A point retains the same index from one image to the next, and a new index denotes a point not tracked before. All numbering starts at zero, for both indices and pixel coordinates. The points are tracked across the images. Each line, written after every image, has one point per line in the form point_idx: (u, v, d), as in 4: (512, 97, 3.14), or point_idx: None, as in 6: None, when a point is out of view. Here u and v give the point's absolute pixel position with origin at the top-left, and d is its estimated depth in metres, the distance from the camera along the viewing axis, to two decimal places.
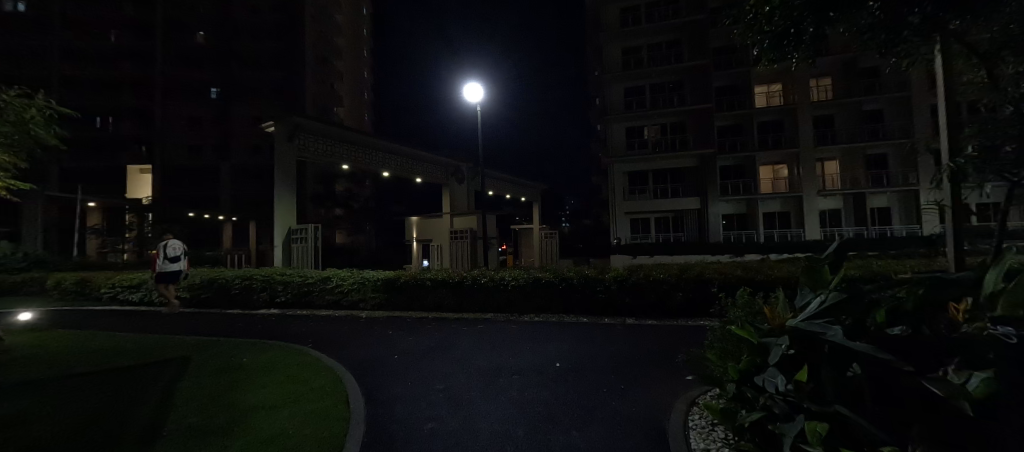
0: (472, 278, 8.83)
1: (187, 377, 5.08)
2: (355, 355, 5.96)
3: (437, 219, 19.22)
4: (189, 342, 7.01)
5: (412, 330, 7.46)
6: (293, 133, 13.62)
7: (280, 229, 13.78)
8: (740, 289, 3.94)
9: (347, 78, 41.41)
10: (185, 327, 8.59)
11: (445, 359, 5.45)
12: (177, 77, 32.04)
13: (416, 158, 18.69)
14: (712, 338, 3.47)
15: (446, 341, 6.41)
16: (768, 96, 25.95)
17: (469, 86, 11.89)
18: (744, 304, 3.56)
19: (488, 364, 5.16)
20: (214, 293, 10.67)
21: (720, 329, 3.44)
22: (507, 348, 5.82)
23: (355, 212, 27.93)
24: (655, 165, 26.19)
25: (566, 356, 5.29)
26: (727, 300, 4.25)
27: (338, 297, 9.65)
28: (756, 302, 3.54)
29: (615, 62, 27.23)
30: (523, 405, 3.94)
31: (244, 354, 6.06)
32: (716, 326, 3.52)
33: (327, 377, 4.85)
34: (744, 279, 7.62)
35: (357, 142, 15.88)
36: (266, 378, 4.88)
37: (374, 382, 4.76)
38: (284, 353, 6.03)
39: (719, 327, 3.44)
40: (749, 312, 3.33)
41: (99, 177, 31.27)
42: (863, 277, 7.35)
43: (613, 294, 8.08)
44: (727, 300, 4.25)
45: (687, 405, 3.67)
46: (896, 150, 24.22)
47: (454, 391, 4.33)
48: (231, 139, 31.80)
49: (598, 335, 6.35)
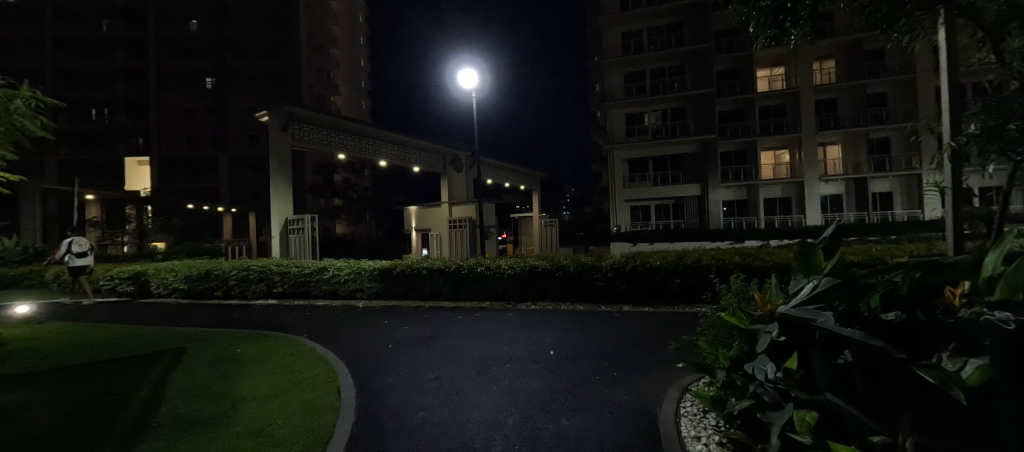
0: (467, 267, 8.77)
1: (179, 368, 5.06)
2: (351, 344, 5.96)
3: (435, 207, 19.13)
4: (188, 332, 7.02)
5: (407, 319, 7.42)
6: (287, 122, 13.45)
7: (276, 219, 13.56)
8: (733, 276, 3.86)
9: (344, 66, 40.97)
10: (183, 318, 8.60)
11: (439, 348, 5.41)
12: (171, 67, 31.70)
13: (413, 146, 18.52)
14: (701, 325, 3.42)
15: (441, 330, 6.38)
16: (770, 80, 25.78)
17: (464, 73, 11.73)
18: (737, 291, 3.48)
19: (481, 353, 5.12)
20: (211, 285, 10.67)
21: (708, 315, 3.39)
22: (502, 337, 5.77)
23: (354, 202, 27.88)
24: (655, 151, 25.99)
25: (559, 344, 5.27)
26: (720, 286, 4.17)
27: (335, 286, 9.64)
28: (749, 288, 3.45)
29: (615, 46, 26.84)
30: (513, 393, 3.92)
31: (241, 345, 6.05)
32: (707, 313, 3.44)
33: (323, 366, 4.84)
34: (742, 264, 7.57)
35: (352, 131, 15.72)
36: (261, 368, 4.88)
37: (367, 371, 4.75)
38: (282, 343, 6.01)
39: (711, 312, 3.36)
40: (744, 299, 3.28)
41: (97, 169, 31.20)
42: (862, 261, 7.31)
43: (609, 281, 8.03)
44: (721, 286, 4.17)
45: (679, 392, 3.64)
46: (899, 133, 23.99)
47: (446, 380, 4.29)
48: (229, 130, 31.68)
49: (594, 322, 6.33)
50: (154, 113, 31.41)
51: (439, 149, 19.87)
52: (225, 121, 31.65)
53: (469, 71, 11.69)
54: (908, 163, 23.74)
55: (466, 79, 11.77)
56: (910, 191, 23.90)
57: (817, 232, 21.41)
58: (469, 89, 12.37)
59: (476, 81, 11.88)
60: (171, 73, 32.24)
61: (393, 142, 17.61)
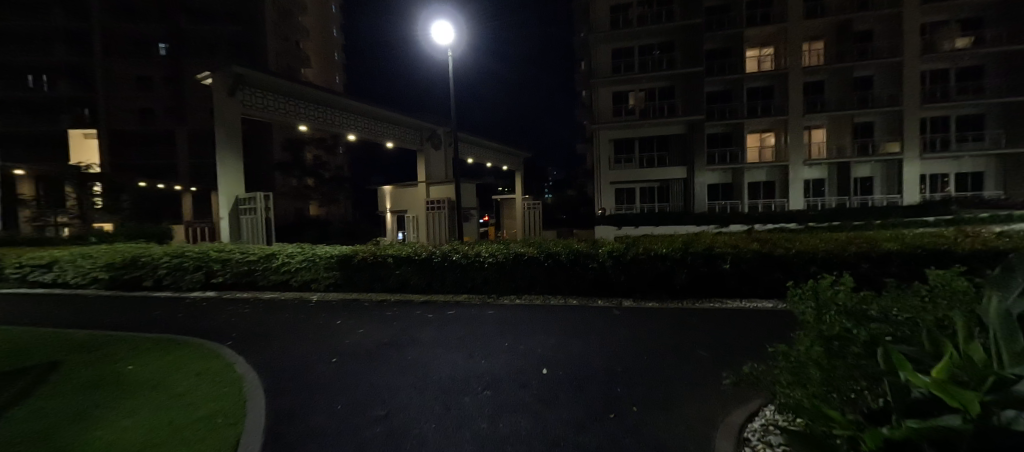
0: (441, 256, 7.47)
1: (31, 400, 3.62)
2: (286, 355, 4.67)
3: (411, 188, 17.63)
4: (81, 338, 5.49)
5: (367, 319, 6.10)
6: (234, 87, 11.64)
7: (225, 197, 11.91)
8: (825, 286, 2.64)
9: (315, 36, 38.01)
10: (89, 316, 7.05)
11: (396, 364, 4.13)
12: (117, 30, 28.57)
13: (385, 119, 16.87)
14: (792, 358, 2.22)
15: (405, 335, 5.12)
16: (759, 60, 24.74)
17: (438, 27, 10.03)
18: (847, 313, 2.27)
19: (453, 371, 3.89)
20: (139, 274, 9.01)
21: (803, 343, 2.20)
22: (479, 346, 4.56)
23: (323, 182, 25.95)
24: (643, 132, 24.85)
25: (553, 357, 4.11)
26: (796, 292, 2.94)
27: (285, 277, 8.20)
28: (861, 312, 2.25)
29: (603, 19, 25.22)
30: (492, 448, 2.69)
31: (137, 359, 4.58)
32: (802, 342, 2.19)
33: (232, 398, 3.48)
34: (759, 250, 6.51)
35: (314, 99, 14.01)
36: (140, 402, 3.46)
37: (294, 403, 3.46)
38: (188, 358, 4.56)
39: (810, 341, 2.12)
40: (865, 324, 2.06)
41: (36, 143, 28.21)
42: (903, 252, 6.01)
43: (605, 271, 6.85)
44: (797, 292, 2.93)
45: (735, 447, 2.50)
46: (885, 117, 23.40)
47: (400, 422, 3.03)
48: (185, 102, 28.98)
49: (595, 324, 5.18)
50: (100, 82, 28.48)
51: (414, 123, 18.23)
52: (180, 91, 28.91)
53: (443, 25, 10.02)
54: (891, 148, 23.35)
55: (441, 35, 10.10)
56: (890, 176, 23.44)
57: (804, 216, 20.81)
58: (443, 46, 10.65)
59: (450, 37, 10.18)
60: (118, 37, 28.99)
61: (362, 114, 15.98)
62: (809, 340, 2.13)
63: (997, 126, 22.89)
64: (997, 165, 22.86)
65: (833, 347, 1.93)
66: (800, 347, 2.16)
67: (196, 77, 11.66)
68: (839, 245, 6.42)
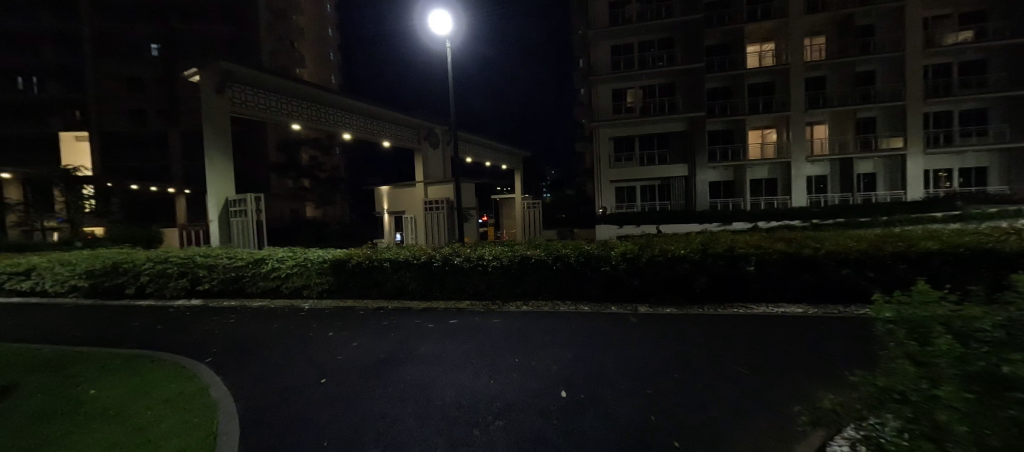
0: (441, 260, 6.95)
1: None
2: (271, 376, 4.20)
3: (409, 188, 17.14)
4: (46, 356, 4.97)
5: (363, 330, 5.60)
6: (223, 83, 11.09)
7: (214, 199, 11.37)
8: (924, 296, 2.13)
9: (309, 36, 37.35)
10: (64, 329, 6.55)
11: (395, 388, 3.64)
12: (107, 30, 27.94)
13: (380, 116, 16.35)
14: (913, 402, 1.70)
15: (405, 349, 4.64)
16: (760, 56, 24.31)
17: (435, 17, 9.50)
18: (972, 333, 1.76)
19: (459, 396, 3.39)
20: (121, 282, 8.49)
21: (929, 381, 1.68)
22: (488, 362, 4.08)
23: (317, 183, 25.42)
24: (643, 129, 24.36)
25: (572, 377, 3.62)
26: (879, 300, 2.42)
27: (275, 283, 7.69)
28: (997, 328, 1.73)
29: (603, 15, 24.71)
30: None
31: (100, 382, 4.06)
32: (924, 377, 1.70)
33: (199, 432, 2.98)
34: (785, 250, 6.04)
35: (307, 97, 13.46)
36: (92, 440, 2.94)
37: (275, 439, 2.96)
38: (159, 380, 4.06)
39: (941, 376, 1.62)
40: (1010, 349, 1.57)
41: (25, 146, 27.59)
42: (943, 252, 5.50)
43: (620, 275, 6.35)
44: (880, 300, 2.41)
45: None
46: (888, 112, 22.95)
47: None
48: (177, 103, 28.35)
49: (612, 337, 4.68)
50: (89, 83, 27.82)
51: (410, 121, 17.68)
52: (172, 92, 28.29)
53: (440, 15, 9.48)
54: (895, 143, 22.90)
55: (437, 25, 9.55)
56: (894, 172, 23.02)
57: (807, 213, 20.35)
58: (441, 38, 10.11)
59: (447, 28, 9.64)
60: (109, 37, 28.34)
61: (358, 112, 15.46)
62: (944, 381, 1.60)
63: (1001, 120, 22.46)
64: (1001, 160, 22.42)
65: (991, 393, 1.42)
66: (926, 386, 1.65)
67: (185, 74, 11.04)
68: (872, 243, 5.93)
